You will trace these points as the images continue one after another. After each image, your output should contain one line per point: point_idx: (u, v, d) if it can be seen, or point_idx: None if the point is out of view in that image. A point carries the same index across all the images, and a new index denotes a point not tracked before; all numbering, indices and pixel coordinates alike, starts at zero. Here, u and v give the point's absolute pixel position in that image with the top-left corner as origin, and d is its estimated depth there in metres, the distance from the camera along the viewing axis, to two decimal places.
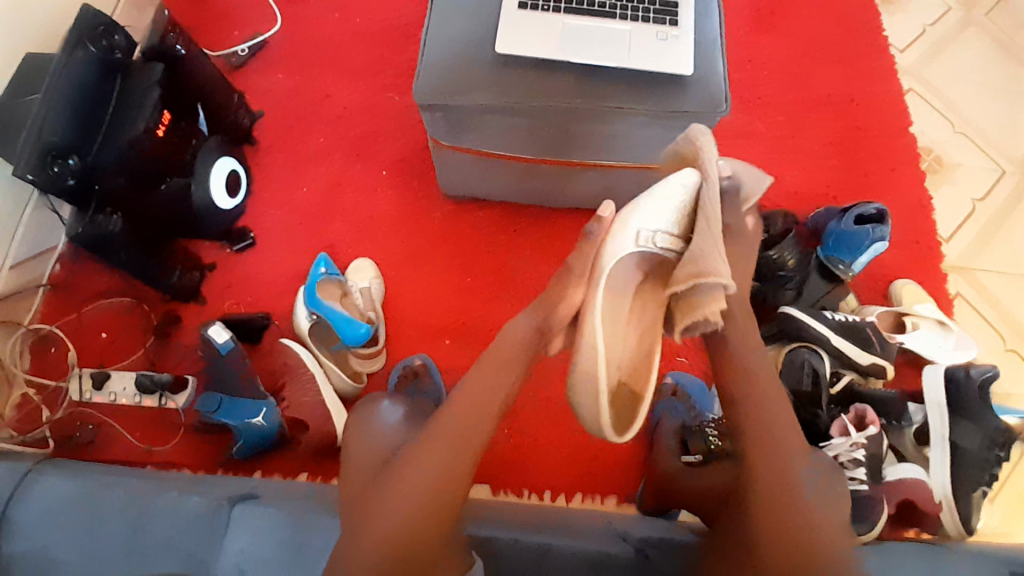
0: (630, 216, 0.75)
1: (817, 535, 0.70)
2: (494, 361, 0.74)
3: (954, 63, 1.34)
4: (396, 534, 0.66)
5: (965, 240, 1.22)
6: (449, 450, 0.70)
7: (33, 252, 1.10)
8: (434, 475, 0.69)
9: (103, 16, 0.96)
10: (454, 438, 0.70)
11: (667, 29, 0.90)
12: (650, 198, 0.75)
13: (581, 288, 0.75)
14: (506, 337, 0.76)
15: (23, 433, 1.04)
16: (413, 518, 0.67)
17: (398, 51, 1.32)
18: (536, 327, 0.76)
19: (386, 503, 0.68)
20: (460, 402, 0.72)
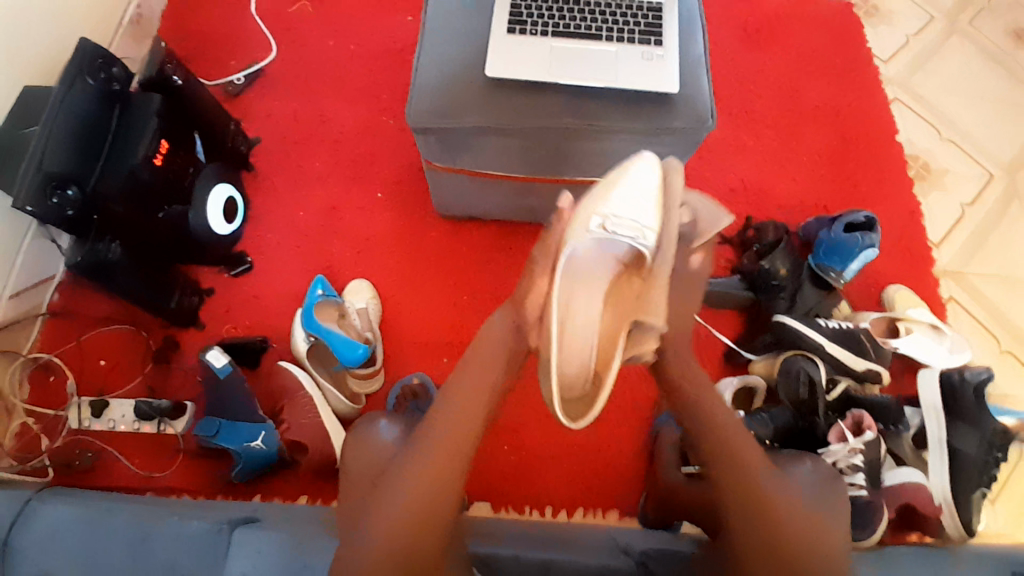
0: (591, 201, 0.76)
1: (802, 525, 0.71)
2: (479, 354, 0.78)
3: (938, 72, 1.37)
4: (400, 525, 0.68)
5: (956, 245, 1.23)
6: (446, 442, 0.73)
7: (32, 282, 1.11)
8: (433, 466, 0.71)
9: (101, 49, 0.96)
10: (451, 430, 0.73)
11: (652, 49, 0.92)
12: (625, 181, 0.76)
13: (546, 277, 0.75)
14: (490, 332, 0.79)
15: (24, 461, 1.05)
16: (415, 511, 0.69)
17: (392, 76, 1.34)
18: (513, 324, 0.78)
19: (389, 497, 0.70)
20: (454, 398, 0.75)
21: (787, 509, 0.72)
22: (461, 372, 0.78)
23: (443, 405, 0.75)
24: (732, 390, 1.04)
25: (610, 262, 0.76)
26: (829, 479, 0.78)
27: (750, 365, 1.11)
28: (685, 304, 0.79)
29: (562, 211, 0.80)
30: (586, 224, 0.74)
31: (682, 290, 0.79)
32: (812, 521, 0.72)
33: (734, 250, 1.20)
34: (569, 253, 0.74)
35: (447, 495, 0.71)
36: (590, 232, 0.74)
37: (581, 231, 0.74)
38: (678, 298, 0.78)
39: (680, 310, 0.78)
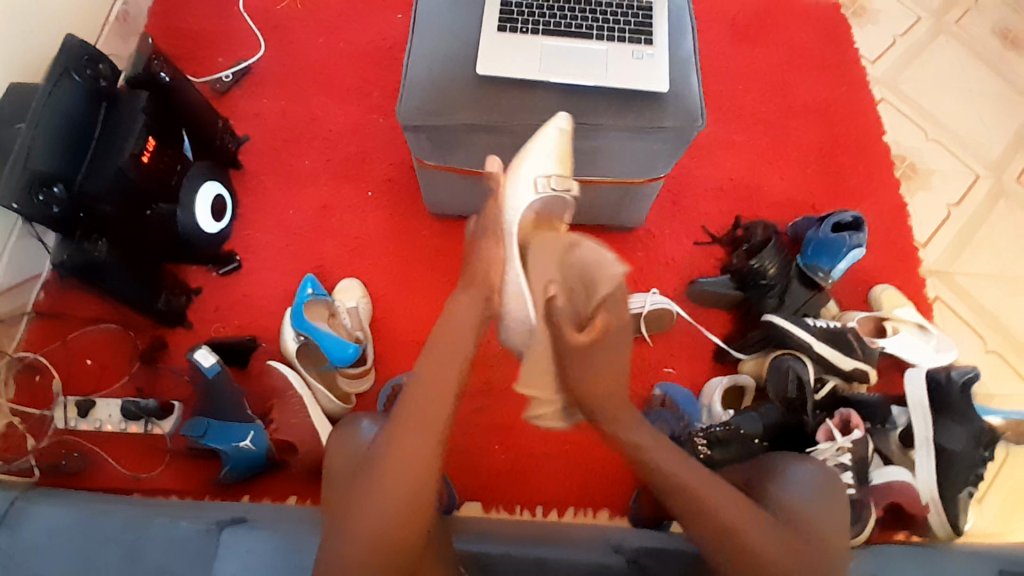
0: (521, 166, 0.86)
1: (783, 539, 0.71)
2: (446, 337, 0.76)
3: (925, 72, 1.38)
4: (382, 527, 0.67)
5: (943, 245, 1.24)
6: (421, 438, 0.71)
7: (17, 281, 1.09)
8: (411, 464, 0.69)
9: (88, 46, 0.95)
10: (424, 425, 0.72)
11: (643, 48, 0.92)
12: (539, 144, 0.86)
13: (495, 246, 0.80)
14: (458, 316, 0.78)
15: (9, 462, 1.04)
16: (396, 512, 0.68)
17: (382, 74, 1.33)
18: (483, 301, 0.78)
19: (368, 498, 0.68)
20: (422, 392, 0.73)
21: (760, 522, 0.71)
22: (427, 365, 0.75)
23: (411, 399, 0.73)
24: (722, 388, 1.05)
25: (531, 212, 0.82)
26: (829, 484, 0.78)
27: (740, 364, 1.11)
28: (610, 366, 0.78)
29: (495, 176, 0.86)
30: (520, 185, 0.83)
31: (586, 355, 0.76)
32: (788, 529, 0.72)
33: (725, 249, 1.20)
34: (512, 212, 0.82)
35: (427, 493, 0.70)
36: (523, 185, 0.83)
37: (520, 189, 0.83)
38: (608, 357, 0.77)
39: (602, 371, 0.77)
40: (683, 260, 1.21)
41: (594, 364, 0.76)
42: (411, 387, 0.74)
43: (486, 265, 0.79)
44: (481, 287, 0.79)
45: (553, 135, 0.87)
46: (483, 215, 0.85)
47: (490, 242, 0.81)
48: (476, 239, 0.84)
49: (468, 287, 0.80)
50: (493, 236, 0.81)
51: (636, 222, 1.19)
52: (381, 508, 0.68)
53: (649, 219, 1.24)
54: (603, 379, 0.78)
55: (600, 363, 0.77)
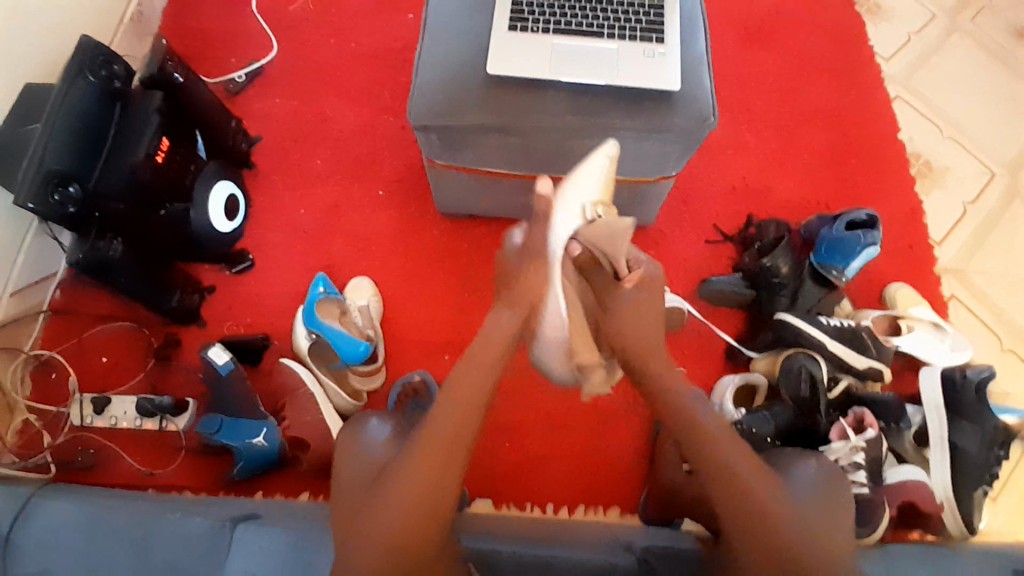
0: (566, 194, 0.83)
1: (802, 544, 0.69)
2: (478, 358, 0.77)
3: (940, 70, 1.37)
4: (393, 527, 0.67)
5: (957, 244, 1.23)
6: (442, 451, 0.71)
7: (33, 279, 1.11)
8: (424, 472, 0.69)
9: (102, 46, 0.96)
10: (447, 438, 0.71)
11: (654, 46, 0.92)
12: (584, 172, 0.86)
13: (538, 271, 0.80)
14: (492, 334, 0.78)
15: (25, 458, 1.05)
16: (408, 519, 0.68)
17: (392, 75, 1.34)
18: (521, 319, 0.79)
19: (381, 507, 0.69)
20: (450, 406, 0.73)
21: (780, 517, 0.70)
22: (456, 381, 0.75)
23: (437, 414, 0.73)
24: (733, 387, 1.04)
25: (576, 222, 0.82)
26: (832, 476, 0.78)
27: (752, 363, 1.11)
28: (647, 320, 0.82)
29: (545, 198, 0.80)
30: (565, 212, 0.82)
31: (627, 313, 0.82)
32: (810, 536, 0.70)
33: (737, 249, 1.20)
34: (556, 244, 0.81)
35: (441, 501, 0.70)
36: (575, 215, 0.82)
37: (567, 218, 0.81)
38: (636, 313, 0.82)
39: (636, 316, 0.82)
40: (694, 258, 1.20)
41: (634, 326, 0.81)
42: (439, 399, 0.74)
43: (531, 288, 0.79)
44: (521, 308, 0.79)
45: (599, 162, 0.87)
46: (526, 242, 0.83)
47: (533, 272, 0.80)
48: (522, 261, 0.82)
49: (511, 305, 0.80)
50: (535, 262, 0.81)
51: (646, 221, 1.19)
52: (394, 511, 0.68)
53: (659, 218, 1.23)
54: (643, 327, 0.81)
55: (640, 323, 0.82)
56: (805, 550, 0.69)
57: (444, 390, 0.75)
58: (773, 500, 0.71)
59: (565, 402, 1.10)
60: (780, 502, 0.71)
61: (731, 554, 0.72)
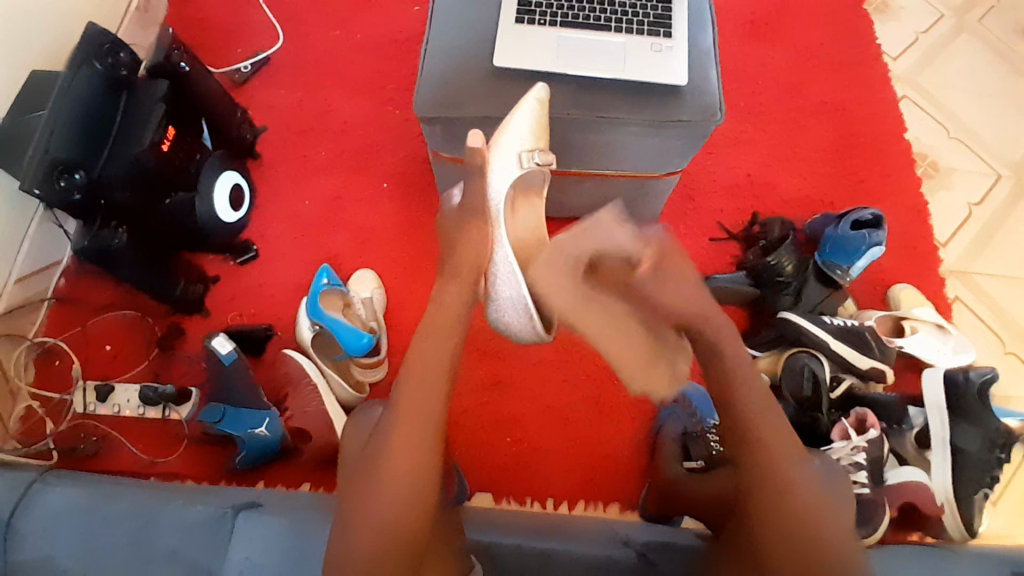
0: (500, 139, 0.84)
1: (822, 517, 0.72)
2: (440, 330, 0.78)
3: (948, 70, 1.36)
4: (385, 517, 0.68)
5: (962, 245, 1.22)
6: (418, 429, 0.71)
7: (37, 267, 1.11)
8: (410, 454, 0.70)
9: (108, 34, 0.96)
10: (421, 412, 0.72)
11: (661, 40, 0.91)
12: (516, 119, 0.83)
13: (477, 231, 0.84)
14: (444, 304, 0.80)
15: (27, 445, 1.06)
16: (400, 505, 0.68)
17: (398, 66, 1.34)
18: (467, 287, 0.82)
19: (372, 494, 0.69)
20: (414, 380, 0.74)
21: (805, 487, 0.73)
22: (415, 359, 0.76)
23: (403, 390, 0.74)
24: None
25: (513, 169, 0.84)
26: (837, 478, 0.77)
27: (753, 362, 1.10)
28: (688, 291, 0.84)
29: (478, 151, 0.83)
30: (500, 170, 0.84)
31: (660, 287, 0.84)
32: (832, 508, 0.73)
33: (740, 246, 1.20)
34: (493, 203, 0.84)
35: (426, 484, 0.70)
36: (513, 165, 0.84)
37: (501, 170, 0.84)
38: (678, 291, 0.84)
39: (679, 294, 0.83)
40: (697, 255, 1.20)
41: (671, 288, 0.84)
42: (404, 378, 0.75)
43: (467, 248, 0.83)
44: (468, 274, 0.82)
45: (530, 106, 0.83)
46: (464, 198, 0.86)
47: (470, 233, 0.84)
48: (461, 220, 0.85)
49: (455, 279, 0.82)
50: (472, 222, 0.84)
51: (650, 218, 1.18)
52: (384, 502, 0.68)
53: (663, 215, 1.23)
54: (685, 296, 0.83)
55: (677, 289, 0.84)
56: (829, 523, 0.72)
57: (408, 368, 0.75)
58: (796, 471, 0.74)
59: (567, 397, 1.10)
60: (801, 472, 0.74)
61: (746, 533, 0.73)
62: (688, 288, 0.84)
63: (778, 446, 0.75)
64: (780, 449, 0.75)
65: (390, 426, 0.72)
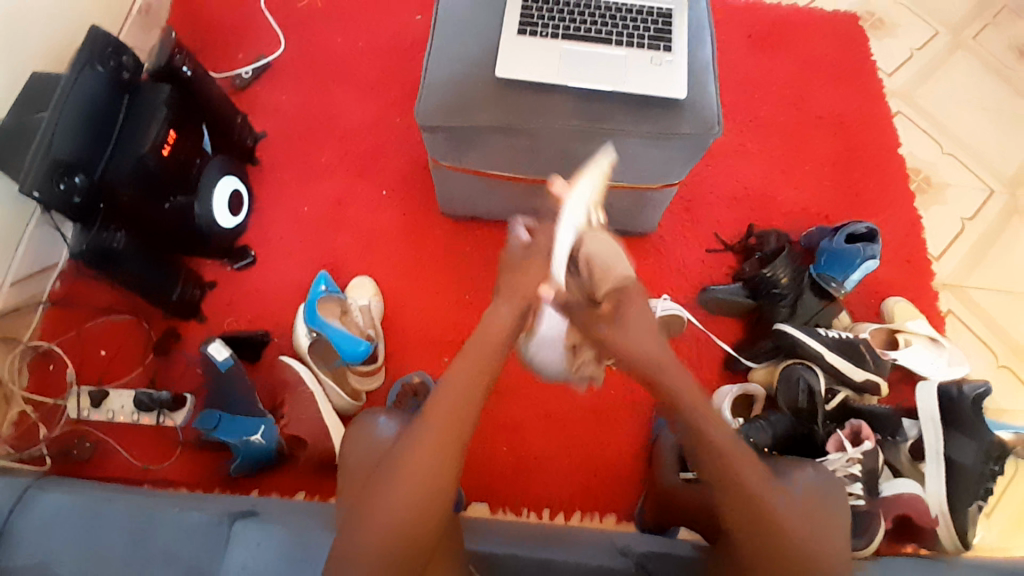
0: (570, 194, 0.76)
1: (794, 528, 0.70)
2: (473, 357, 0.74)
3: (942, 86, 1.38)
4: (400, 518, 0.66)
5: (956, 259, 1.24)
6: (447, 433, 0.70)
7: (33, 270, 1.10)
8: (432, 460, 0.68)
9: (111, 36, 0.96)
10: (452, 421, 0.70)
11: (662, 54, 0.92)
12: (581, 185, 0.76)
13: (537, 277, 0.77)
14: (495, 321, 0.76)
15: (20, 450, 1.05)
16: (413, 507, 0.67)
17: (399, 74, 1.34)
18: (520, 313, 0.76)
19: (387, 493, 0.67)
20: (453, 394, 0.71)
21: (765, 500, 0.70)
22: (456, 369, 0.74)
23: (443, 395, 0.72)
24: (732, 397, 1.04)
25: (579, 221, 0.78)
26: (828, 484, 0.78)
27: (751, 372, 1.11)
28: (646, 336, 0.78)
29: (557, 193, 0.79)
30: (568, 221, 0.77)
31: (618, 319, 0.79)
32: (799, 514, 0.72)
33: (737, 257, 1.21)
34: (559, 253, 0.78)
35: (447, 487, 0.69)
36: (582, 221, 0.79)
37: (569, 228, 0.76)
38: (641, 331, 0.77)
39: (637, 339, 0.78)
40: (694, 267, 1.21)
41: (638, 335, 0.77)
42: (443, 386, 0.72)
43: (526, 279, 0.77)
44: (518, 300, 0.76)
45: (599, 170, 0.78)
46: (533, 240, 0.80)
47: (531, 268, 0.78)
48: (523, 259, 0.79)
49: (509, 297, 0.76)
50: (534, 265, 0.78)
51: (649, 228, 1.19)
52: (401, 501, 0.67)
53: (662, 224, 1.24)
54: (643, 341, 0.77)
55: (640, 330, 0.77)
56: (801, 532, 0.70)
57: (450, 378, 0.73)
58: (755, 482, 0.70)
59: (566, 405, 1.10)
60: (761, 483, 0.71)
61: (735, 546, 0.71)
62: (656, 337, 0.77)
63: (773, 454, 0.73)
64: (776, 459, 0.73)
65: (418, 428, 0.71)
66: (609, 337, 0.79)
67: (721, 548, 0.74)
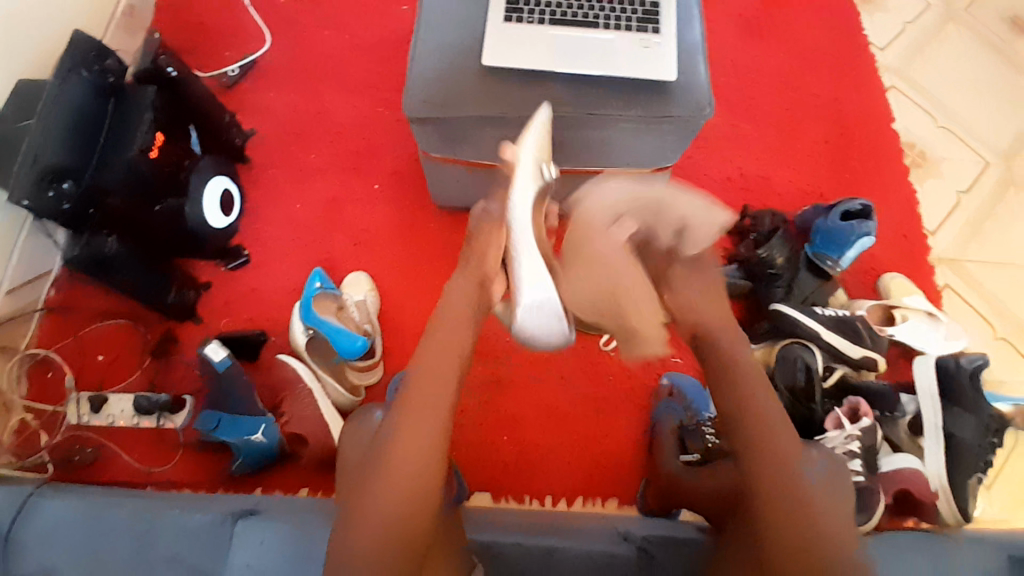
0: (520, 154, 0.84)
1: (818, 498, 0.70)
2: (446, 341, 0.78)
3: (935, 59, 1.37)
4: (392, 511, 0.67)
5: (952, 233, 1.23)
6: (424, 424, 0.71)
7: (27, 278, 1.10)
8: (414, 453, 0.69)
9: (95, 41, 0.97)
10: (430, 412, 0.72)
11: (650, 36, 0.91)
12: (533, 136, 0.85)
13: (497, 233, 0.86)
14: (451, 299, 0.82)
15: (24, 458, 1.05)
16: (406, 500, 0.68)
17: (388, 67, 1.33)
18: (476, 285, 0.84)
19: (376, 489, 0.68)
20: (420, 381, 0.74)
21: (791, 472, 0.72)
22: (424, 359, 0.76)
23: (413, 384, 0.74)
24: None
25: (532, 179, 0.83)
26: (840, 473, 0.77)
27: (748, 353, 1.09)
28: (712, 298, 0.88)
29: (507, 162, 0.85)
30: (523, 180, 0.82)
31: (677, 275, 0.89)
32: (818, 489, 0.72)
33: (731, 240, 1.20)
34: (518, 213, 0.79)
35: (433, 479, 0.70)
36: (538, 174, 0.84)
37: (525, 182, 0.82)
38: (692, 289, 0.88)
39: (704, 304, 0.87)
40: None
41: (693, 296, 0.88)
42: (410, 377, 0.75)
43: (492, 251, 0.85)
44: (472, 275, 0.84)
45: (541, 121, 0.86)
46: (484, 212, 0.89)
47: (492, 234, 0.86)
48: (483, 229, 0.87)
49: (466, 272, 0.85)
50: (493, 225, 0.86)
51: None
52: (390, 496, 0.68)
53: None
54: (701, 297, 0.87)
55: (694, 284, 0.89)
56: (819, 504, 0.70)
57: (416, 368, 0.76)
58: (790, 450, 0.73)
59: (565, 392, 1.10)
60: (794, 450, 0.73)
61: (754, 529, 0.71)
62: (711, 283, 0.89)
63: (781, 435, 0.74)
64: (785, 440, 0.74)
65: (396, 423, 0.72)
66: (681, 291, 0.88)
67: (733, 535, 0.75)
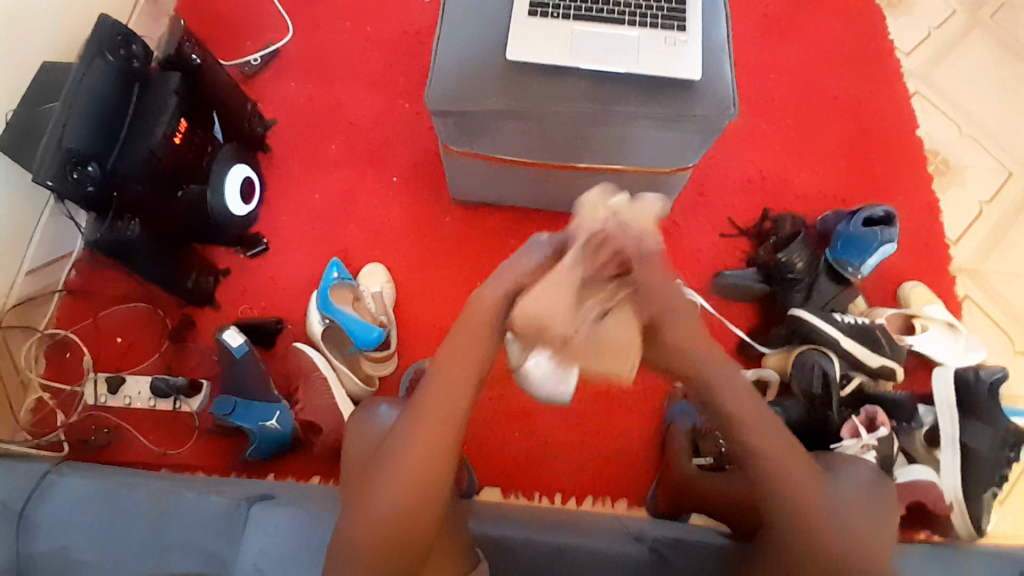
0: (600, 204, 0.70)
1: (839, 514, 0.68)
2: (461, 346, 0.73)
3: (961, 66, 1.35)
4: (394, 510, 0.66)
5: (973, 244, 1.22)
6: (438, 425, 0.70)
7: (48, 259, 1.11)
8: (422, 456, 0.68)
9: (121, 25, 0.95)
10: (441, 415, 0.70)
11: (675, 34, 0.90)
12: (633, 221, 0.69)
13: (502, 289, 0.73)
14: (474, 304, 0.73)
15: (39, 436, 1.07)
16: (405, 504, 0.67)
17: (408, 59, 1.33)
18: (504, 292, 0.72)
19: (380, 489, 0.67)
20: (440, 385, 0.71)
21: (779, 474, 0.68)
22: (444, 356, 0.73)
23: (431, 387, 0.72)
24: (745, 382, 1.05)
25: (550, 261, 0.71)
26: (879, 491, 0.74)
27: (764, 358, 1.10)
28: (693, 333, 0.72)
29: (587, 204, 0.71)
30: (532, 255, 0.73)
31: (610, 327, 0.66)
32: (805, 491, 0.69)
33: (750, 242, 1.20)
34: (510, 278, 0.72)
35: (435, 489, 0.68)
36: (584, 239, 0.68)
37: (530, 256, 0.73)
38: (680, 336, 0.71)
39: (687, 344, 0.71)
40: (707, 253, 1.20)
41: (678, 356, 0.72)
42: (430, 374, 0.73)
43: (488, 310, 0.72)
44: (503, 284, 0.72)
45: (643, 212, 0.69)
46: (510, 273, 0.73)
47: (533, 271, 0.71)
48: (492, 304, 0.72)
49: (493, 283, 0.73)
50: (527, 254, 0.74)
51: None
52: (391, 499, 0.67)
53: (674, 210, 1.23)
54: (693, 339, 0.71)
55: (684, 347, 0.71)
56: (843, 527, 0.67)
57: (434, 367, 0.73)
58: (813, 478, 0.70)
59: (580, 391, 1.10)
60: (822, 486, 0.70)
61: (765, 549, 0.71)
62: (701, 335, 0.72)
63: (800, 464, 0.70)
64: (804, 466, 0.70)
65: (410, 423, 0.70)
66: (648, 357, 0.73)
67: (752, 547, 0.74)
